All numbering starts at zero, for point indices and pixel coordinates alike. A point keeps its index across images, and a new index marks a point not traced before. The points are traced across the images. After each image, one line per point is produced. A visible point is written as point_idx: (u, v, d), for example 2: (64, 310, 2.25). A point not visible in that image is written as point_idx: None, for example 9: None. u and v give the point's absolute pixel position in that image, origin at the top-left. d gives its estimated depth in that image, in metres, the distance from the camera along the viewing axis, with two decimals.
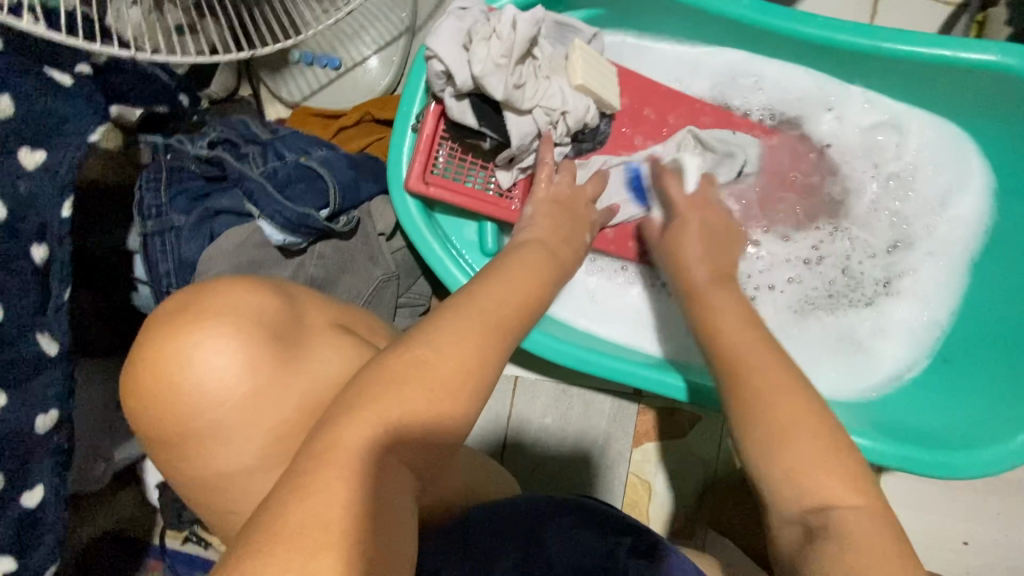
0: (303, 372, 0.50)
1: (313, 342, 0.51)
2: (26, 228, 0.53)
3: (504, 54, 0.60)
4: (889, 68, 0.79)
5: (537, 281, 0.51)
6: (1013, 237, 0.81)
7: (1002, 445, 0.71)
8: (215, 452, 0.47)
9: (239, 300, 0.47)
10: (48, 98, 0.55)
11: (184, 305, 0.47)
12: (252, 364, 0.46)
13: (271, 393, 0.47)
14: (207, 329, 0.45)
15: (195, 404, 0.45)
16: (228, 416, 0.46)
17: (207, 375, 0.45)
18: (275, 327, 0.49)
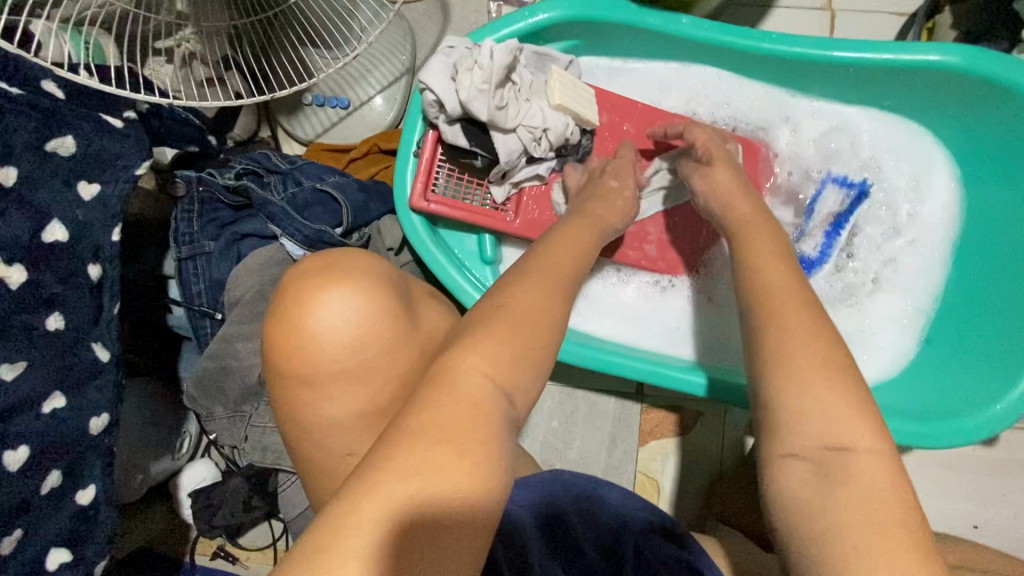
0: (420, 329, 0.56)
1: (420, 307, 0.58)
2: (84, 250, 0.62)
3: (485, 81, 0.69)
4: (842, 74, 0.87)
5: (568, 257, 0.57)
6: (981, 218, 0.87)
7: (991, 411, 0.74)
8: (344, 390, 0.52)
9: (368, 263, 0.54)
10: (102, 138, 0.64)
11: (327, 265, 0.53)
12: (388, 317, 0.53)
13: (401, 344, 0.54)
14: (353, 282, 0.52)
15: (338, 350, 0.51)
16: (366, 359, 0.52)
17: (351, 320, 0.51)
18: (394, 288, 0.55)
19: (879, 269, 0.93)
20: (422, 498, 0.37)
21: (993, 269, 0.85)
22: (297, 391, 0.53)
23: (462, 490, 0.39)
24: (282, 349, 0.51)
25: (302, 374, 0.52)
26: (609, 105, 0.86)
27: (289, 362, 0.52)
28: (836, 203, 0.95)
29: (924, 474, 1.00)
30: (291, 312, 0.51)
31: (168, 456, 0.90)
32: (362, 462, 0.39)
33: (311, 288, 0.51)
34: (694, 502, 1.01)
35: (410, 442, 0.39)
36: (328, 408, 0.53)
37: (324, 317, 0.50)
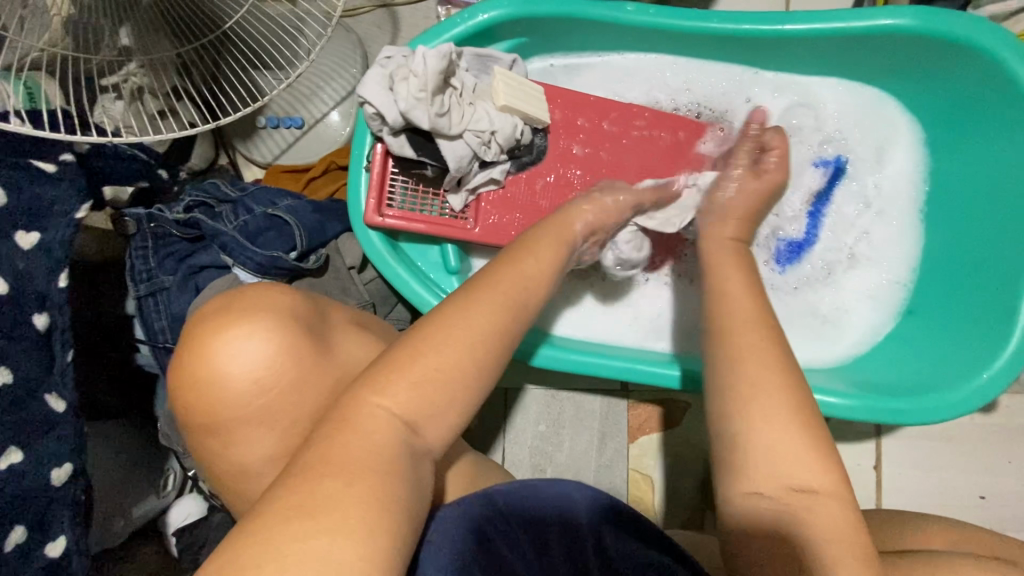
0: (333, 362, 0.60)
1: (338, 337, 0.63)
2: (28, 300, 0.61)
3: (422, 89, 0.68)
4: (797, 46, 0.84)
5: (515, 277, 0.59)
6: (950, 183, 0.87)
7: (973, 381, 0.73)
8: (250, 435, 0.57)
9: (272, 301, 0.59)
10: (37, 187, 0.64)
11: (228, 307, 0.58)
12: (285, 355, 0.57)
13: (307, 377, 0.58)
14: (247, 325, 0.56)
15: (239, 390, 0.56)
16: (266, 402, 0.56)
17: (246, 363, 0.55)
18: (305, 324, 0.60)
19: (853, 244, 0.91)
20: (317, 525, 0.39)
21: (969, 233, 0.84)
22: (207, 442, 0.58)
23: (359, 513, 0.41)
24: (185, 402, 0.56)
25: (206, 423, 0.57)
26: (562, 100, 0.83)
27: (195, 412, 0.56)
28: (815, 180, 0.92)
29: (922, 448, 0.98)
30: (188, 367, 0.55)
31: (154, 496, 0.88)
32: (262, 499, 0.42)
33: (206, 338, 0.55)
34: (690, 495, 0.99)
35: (306, 477, 0.42)
36: (239, 454, 0.57)
37: (221, 364, 0.55)
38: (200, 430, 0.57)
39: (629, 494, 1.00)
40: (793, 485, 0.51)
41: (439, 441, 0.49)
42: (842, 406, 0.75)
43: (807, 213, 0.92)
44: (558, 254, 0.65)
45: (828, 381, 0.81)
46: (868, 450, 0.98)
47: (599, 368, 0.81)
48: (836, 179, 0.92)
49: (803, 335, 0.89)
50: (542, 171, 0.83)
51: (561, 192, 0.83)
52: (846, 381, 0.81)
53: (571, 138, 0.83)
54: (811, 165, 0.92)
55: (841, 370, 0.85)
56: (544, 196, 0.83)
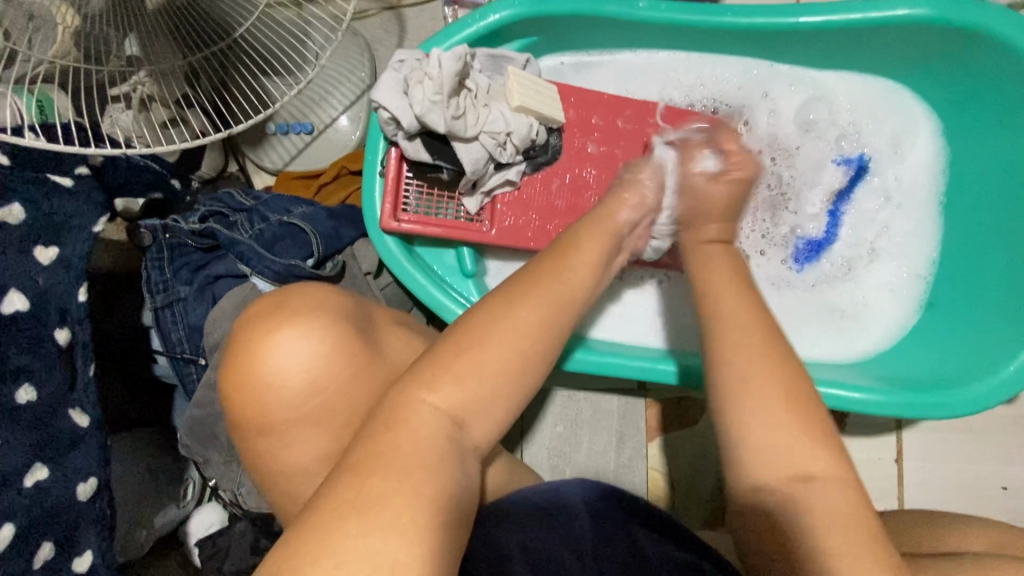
0: (385, 359, 0.60)
1: (386, 335, 0.62)
2: (48, 315, 0.60)
3: (437, 92, 0.67)
4: (811, 39, 0.84)
5: (549, 270, 0.57)
6: (970, 173, 0.86)
7: (999, 374, 0.73)
8: (303, 436, 0.56)
9: (320, 300, 0.58)
10: (53, 201, 0.64)
11: (276, 307, 0.58)
12: (339, 353, 0.56)
13: (362, 375, 0.57)
14: (302, 324, 0.56)
15: (292, 390, 0.55)
16: (321, 401, 0.56)
17: (300, 362, 0.55)
18: (354, 322, 0.59)
19: (874, 239, 0.90)
20: (369, 523, 0.40)
21: (990, 222, 0.83)
22: (259, 443, 0.57)
23: (409, 512, 0.41)
24: (238, 403, 0.56)
25: (262, 424, 0.56)
26: (575, 99, 0.83)
27: (249, 414, 0.56)
28: (838, 179, 0.91)
29: (944, 440, 0.97)
30: (243, 368, 0.55)
31: (174, 506, 0.88)
32: (315, 498, 0.42)
33: (259, 339, 0.55)
34: (710, 493, 0.99)
35: (360, 474, 0.43)
36: (292, 456, 0.57)
37: (276, 364, 0.55)
38: (254, 432, 0.57)
39: (650, 493, 0.99)
40: (832, 482, 0.50)
41: (467, 448, 0.49)
42: (868, 402, 0.74)
43: (829, 212, 0.92)
44: (602, 249, 0.62)
45: (851, 376, 0.80)
46: (889, 443, 0.97)
47: (617, 368, 0.81)
48: (858, 177, 0.91)
49: (825, 330, 0.89)
50: (557, 171, 0.82)
51: (576, 192, 0.82)
52: (870, 376, 0.80)
53: (585, 137, 0.83)
54: (831, 163, 0.92)
55: (865, 365, 0.85)
56: (559, 196, 0.82)
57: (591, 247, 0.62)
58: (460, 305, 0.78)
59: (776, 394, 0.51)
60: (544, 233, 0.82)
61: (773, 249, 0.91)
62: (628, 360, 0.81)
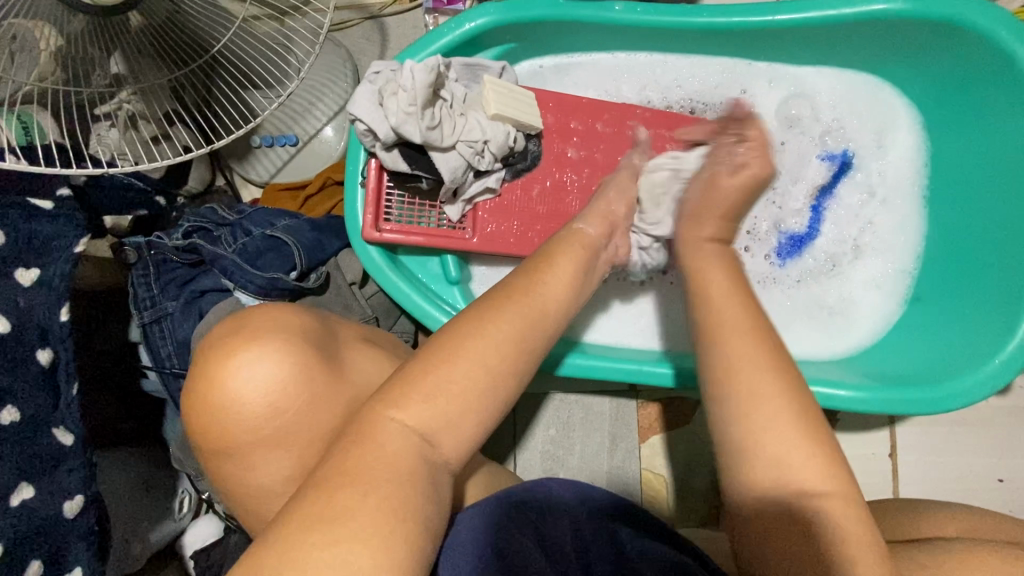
0: (345, 381, 0.61)
1: (348, 356, 0.63)
2: (29, 336, 0.61)
3: (411, 103, 0.68)
4: (789, 36, 0.83)
5: (524, 288, 0.58)
6: (951, 167, 0.86)
7: (983, 368, 0.72)
8: (268, 457, 0.57)
9: (281, 322, 0.59)
10: (33, 223, 0.64)
11: (238, 329, 0.58)
12: (299, 375, 0.57)
13: (321, 397, 0.58)
14: (262, 346, 0.56)
15: (255, 413, 0.56)
16: (282, 423, 0.56)
17: (261, 385, 0.55)
18: (315, 343, 0.60)
19: (855, 235, 0.90)
20: (333, 535, 0.40)
21: (973, 214, 0.83)
22: (224, 464, 0.58)
23: (373, 523, 0.42)
24: (200, 427, 0.56)
25: (222, 447, 0.56)
26: (554, 104, 0.83)
27: (210, 437, 0.56)
28: (822, 173, 0.91)
29: (937, 433, 0.96)
30: (204, 391, 0.55)
31: (169, 519, 0.89)
32: (283, 512, 0.43)
33: (220, 362, 0.55)
34: (705, 492, 0.99)
35: (327, 487, 0.43)
36: (257, 477, 0.57)
37: (236, 389, 0.55)
38: (217, 454, 0.57)
39: (643, 494, 0.99)
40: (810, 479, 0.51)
41: (443, 459, 0.49)
42: (853, 399, 0.74)
43: (812, 209, 0.91)
44: (573, 261, 0.63)
45: (839, 374, 0.80)
46: (883, 439, 0.97)
47: (605, 371, 0.81)
48: (842, 173, 0.91)
49: (810, 329, 0.88)
50: (538, 176, 0.82)
51: (558, 197, 0.83)
52: (858, 373, 0.80)
53: (565, 141, 0.83)
54: (816, 158, 0.91)
55: (852, 362, 0.84)
56: (541, 201, 0.82)
57: (563, 263, 0.63)
58: (445, 313, 0.78)
59: (753, 390, 0.52)
60: (527, 239, 0.82)
61: (757, 244, 0.91)
62: (618, 362, 0.81)
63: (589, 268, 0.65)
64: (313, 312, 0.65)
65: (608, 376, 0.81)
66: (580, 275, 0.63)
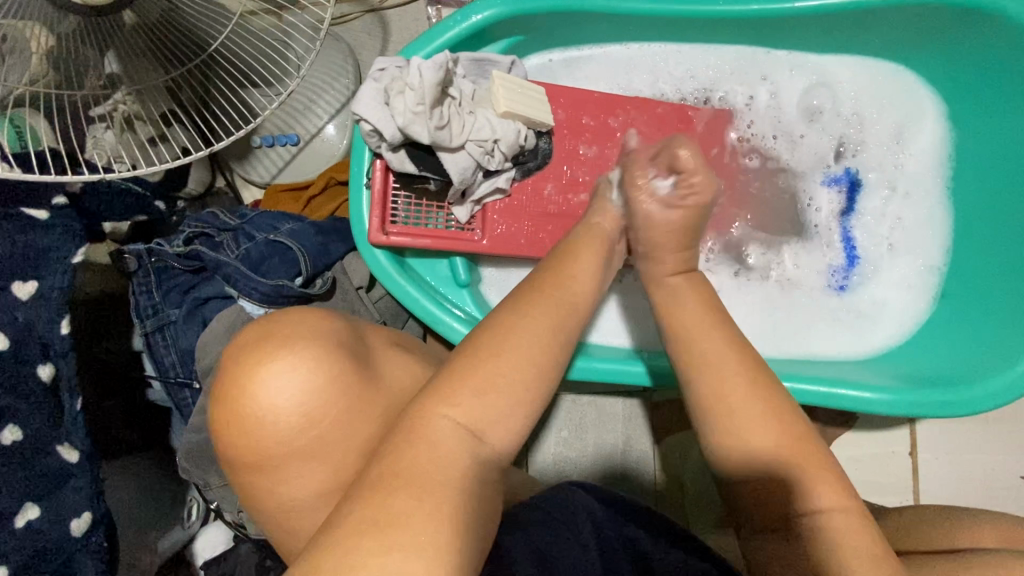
0: (383, 389, 0.59)
1: (382, 361, 0.62)
2: (30, 352, 0.60)
3: (419, 102, 0.65)
4: (808, 22, 0.80)
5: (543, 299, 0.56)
6: (980, 158, 0.83)
7: (1013, 371, 0.70)
8: (301, 470, 0.55)
9: (311, 328, 0.57)
10: (28, 235, 0.62)
11: (267, 335, 0.56)
12: (334, 384, 0.55)
13: (359, 404, 0.56)
14: (296, 353, 0.54)
15: (291, 424, 0.54)
16: (316, 434, 0.55)
17: (295, 395, 0.54)
18: (350, 350, 0.58)
19: (890, 235, 0.88)
20: (382, 542, 0.39)
21: (1000, 209, 0.81)
22: (253, 480, 0.56)
23: (430, 530, 0.40)
24: (231, 440, 0.54)
25: (255, 461, 0.55)
26: (565, 99, 0.80)
27: (242, 449, 0.54)
28: (835, 201, 0.89)
29: (959, 431, 0.94)
30: (238, 404, 0.53)
31: (178, 527, 0.87)
32: (328, 525, 0.41)
33: (250, 371, 0.53)
34: (720, 493, 0.97)
35: (378, 492, 0.41)
36: (288, 490, 0.56)
37: (270, 398, 0.53)
38: (249, 468, 0.55)
39: (658, 494, 0.97)
40: None
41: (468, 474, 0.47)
42: (878, 401, 0.72)
43: (832, 233, 0.89)
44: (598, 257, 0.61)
45: (868, 375, 0.77)
46: (903, 436, 0.94)
47: (622, 375, 0.79)
48: (854, 193, 0.89)
49: (838, 326, 0.86)
50: (548, 175, 0.80)
51: (569, 195, 0.80)
52: (887, 374, 0.78)
53: (577, 137, 0.80)
54: (822, 186, 0.89)
55: (879, 361, 0.82)
56: (552, 201, 0.80)
57: (591, 255, 0.61)
58: (456, 318, 0.76)
59: None
60: (538, 241, 0.79)
61: (777, 238, 0.88)
62: (635, 365, 0.79)
63: (607, 260, 0.63)
64: (343, 316, 0.63)
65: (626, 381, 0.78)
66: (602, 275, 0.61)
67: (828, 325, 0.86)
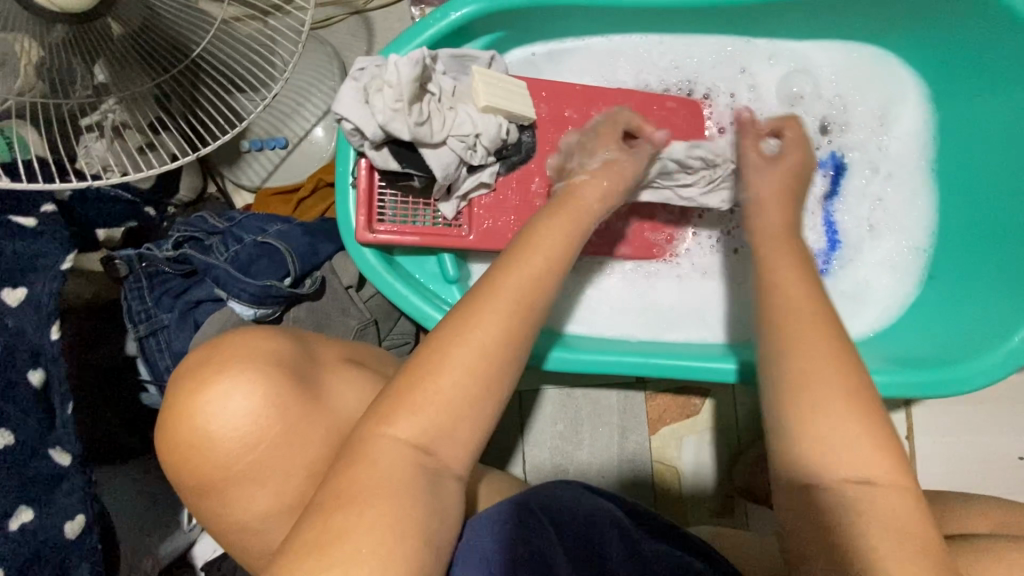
0: (331, 407, 0.59)
1: (332, 377, 0.62)
2: (20, 357, 0.60)
3: (397, 99, 0.66)
4: (786, 6, 0.80)
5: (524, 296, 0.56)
6: (965, 134, 0.82)
7: (1002, 348, 0.70)
8: (243, 492, 0.56)
9: (250, 351, 0.57)
10: (16, 242, 0.63)
11: (207, 360, 0.57)
12: (272, 406, 0.55)
13: (300, 426, 0.57)
14: (232, 376, 0.55)
15: (229, 450, 0.55)
16: (255, 457, 0.56)
17: (232, 420, 0.54)
18: (293, 370, 0.58)
19: (870, 214, 0.88)
20: (327, 562, 0.40)
21: (986, 185, 0.80)
22: (203, 502, 0.57)
23: (369, 544, 0.42)
24: (174, 465, 0.56)
25: (198, 486, 0.56)
26: (547, 93, 0.80)
27: (186, 474, 0.55)
28: (819, 184, 0.89)
29: (954, 412, 0.94)
30: (173, 430, 0.55)
31: (180, 531, 0.86)
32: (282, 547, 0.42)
33: (188, 398, 0.54)
34: (716, 483, 0.97)
35: (330, 508, 0.43)
36: (236, 513, 0.57)
37: (207, 424, 0.54)
38: (195, 493, 0.57)
39: (655, 485, 0.97)
40: None
41: (460, 457, 0.48)
42: (869, 382, 0.72)
43: (815, 216, 0.89)
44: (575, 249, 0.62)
45: (859, 358, 0.77)
46: (900, 421, 0.94)
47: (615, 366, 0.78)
48: (838, 177, 0.89)
49: None
50: (534, 169, 0.80)
51: None
52: (878, 357, 0.77)
53: (560, 130, 0.81)
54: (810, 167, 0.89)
55: (866, 344, 0.82)
56: (538, 194, 0.80)
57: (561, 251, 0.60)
58: (444, 313, 0.76)
59: None
60: None
61: None
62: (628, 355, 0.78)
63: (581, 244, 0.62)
64: (289, 333, 0.64)
65: (625, 372, 0.77)
66: (571, 268, 0.59)
67: None
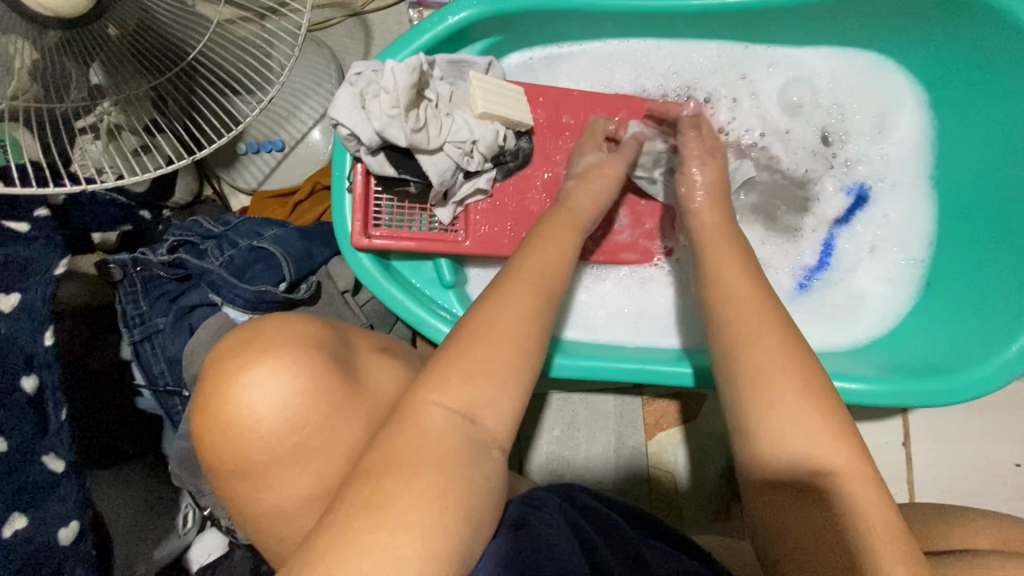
0: (367, 393, 0.58)
1: (366, 362, 0.62)
2: (13, 363, 0.60)
3: (394, 105, 0.65)
4: (785, 13, 0.80)
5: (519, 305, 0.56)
6: (963, 142, 0.82)
7: (999, 357, 0.70)
8: (283, 476, 0.52)
9: (291, 336, 0.55)
10: (10, 246, 0.63)
11: (249, 342, 0.53)
12: (317, 389, 0.53)
13: (341, 411, 0.54)
14: (274, 360, 0.52)
15: (273, 433, 0.51)
16: (300, 440, 0.52)
17: (277, 400, 0.51)
18: (332, 354, 0.57)
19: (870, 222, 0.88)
20: (377, 518, 0.40)
21: (983, 192, 0.80)
22: (237, 486, 0.53)
23: (419, 511, 0.41)
24: (210, 449, 0.52)
25: (234, 469, 0.52)
26: (544, 99, 0.80)
27: (222, 456, 0.52)
28: (836, 204, 0.89)
29: (951, 419, 0.94)
30: (212, 412, 0.51)
31: (174, 534, 0.85)
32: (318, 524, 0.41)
33: (229, 379, 0.51)
34: (713, 487, 0.97)
35: (369, 477, 0.42)
36: (271, 497, 0.53)
37: (249, 406, 0.50)
38: (229, 479, 0.53)
39: (652, 491, 0.97)
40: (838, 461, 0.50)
41: None
42: (866, 391, 0.72)
43: (819, 231, 0.89)
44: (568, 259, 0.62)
45: (856, 366, 0.77)
46: (896, 427, 0.94)
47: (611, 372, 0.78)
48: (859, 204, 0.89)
49: (821, 317, 0.86)
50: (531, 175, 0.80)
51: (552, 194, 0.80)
52: (876, 364, 0.77)
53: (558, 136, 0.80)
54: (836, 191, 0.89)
55: (865, 351, 0.82)
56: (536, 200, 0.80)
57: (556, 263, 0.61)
58: (440, 318, 0.76)
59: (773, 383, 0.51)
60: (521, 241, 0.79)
61: (757, 231, 0.88)
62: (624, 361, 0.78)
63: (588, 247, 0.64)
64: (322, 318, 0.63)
65: (620, 377, 0.77)
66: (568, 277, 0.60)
67: (812, 316, 0.86)
